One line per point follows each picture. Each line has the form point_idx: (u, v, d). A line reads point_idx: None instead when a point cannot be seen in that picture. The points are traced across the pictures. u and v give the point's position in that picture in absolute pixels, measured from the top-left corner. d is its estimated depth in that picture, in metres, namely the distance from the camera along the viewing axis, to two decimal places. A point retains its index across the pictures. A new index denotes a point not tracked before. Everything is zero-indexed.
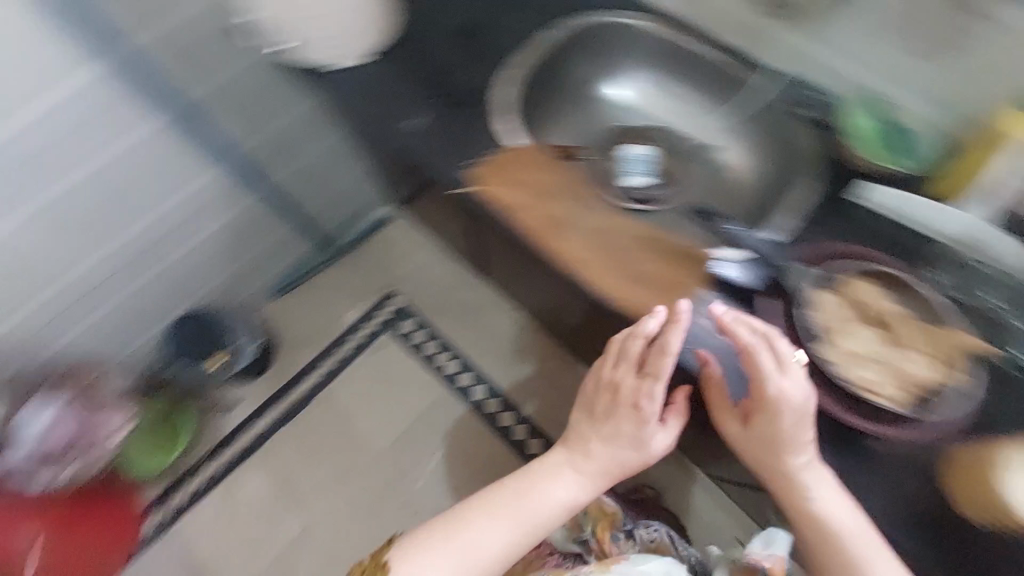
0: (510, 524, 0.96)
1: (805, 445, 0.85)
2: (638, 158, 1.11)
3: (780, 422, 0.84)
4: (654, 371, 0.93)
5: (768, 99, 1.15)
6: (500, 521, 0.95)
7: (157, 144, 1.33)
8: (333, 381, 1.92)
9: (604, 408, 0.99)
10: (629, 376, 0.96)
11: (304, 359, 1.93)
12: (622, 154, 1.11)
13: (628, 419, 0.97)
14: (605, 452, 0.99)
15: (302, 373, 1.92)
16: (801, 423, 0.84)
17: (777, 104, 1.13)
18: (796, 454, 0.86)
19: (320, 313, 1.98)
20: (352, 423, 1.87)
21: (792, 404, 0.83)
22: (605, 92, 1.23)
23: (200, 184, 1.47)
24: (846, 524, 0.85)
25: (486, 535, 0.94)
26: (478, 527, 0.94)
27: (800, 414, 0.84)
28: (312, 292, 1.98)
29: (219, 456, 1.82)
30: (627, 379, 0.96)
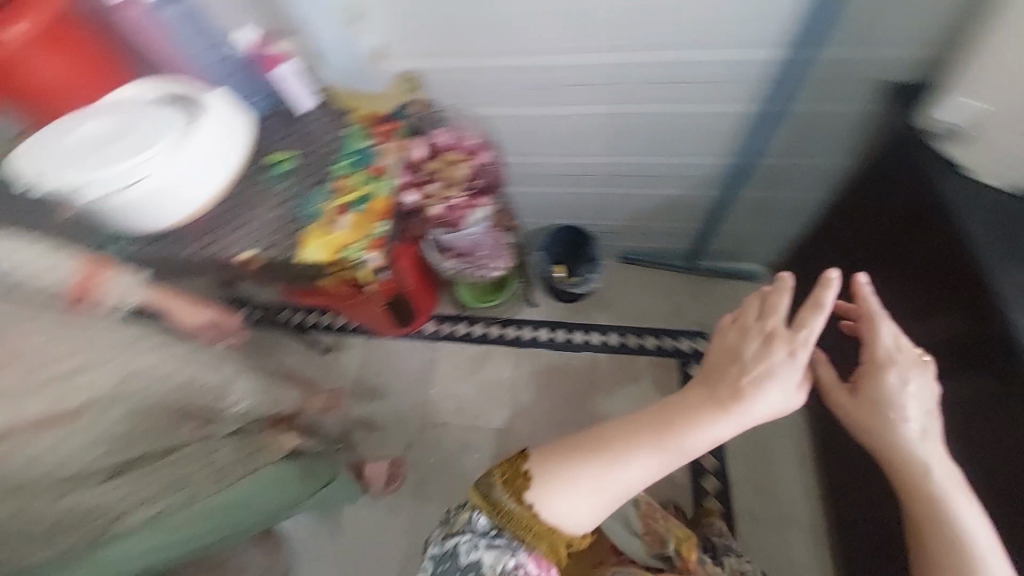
0: (642, 467, 0.97)
1: (915, 429, 0.92)
2: None
3: (887, 401, 0.93)
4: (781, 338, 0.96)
5: None
6: (644, 459, 0.97)
7: (740, 119, 1.40)
8: (606, 354, 2.03)
9: (749, 380, 0.95)
10: (753, 349, 0.97)
11: (601, 322, 2.08)
12: None
13: (732, 382, 0.96)
14: (736, 420, 0.95)
15: (592, 330, 2.07)
16: (909, 420, 0.92)
17: None
18: (896, 425, 0.92)
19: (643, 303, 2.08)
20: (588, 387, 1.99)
21: (910, 401, 0.93)
22: None
23: (713, 162, 1.55)
24: (935, 476, 0.90)
25: (619, 481, 0.97)
26: (620, 471, 0.97)
27: (924, 390, 0.93)
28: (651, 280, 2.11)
29: (491, 330, 2.12)
30: (749, 346, 0.98)
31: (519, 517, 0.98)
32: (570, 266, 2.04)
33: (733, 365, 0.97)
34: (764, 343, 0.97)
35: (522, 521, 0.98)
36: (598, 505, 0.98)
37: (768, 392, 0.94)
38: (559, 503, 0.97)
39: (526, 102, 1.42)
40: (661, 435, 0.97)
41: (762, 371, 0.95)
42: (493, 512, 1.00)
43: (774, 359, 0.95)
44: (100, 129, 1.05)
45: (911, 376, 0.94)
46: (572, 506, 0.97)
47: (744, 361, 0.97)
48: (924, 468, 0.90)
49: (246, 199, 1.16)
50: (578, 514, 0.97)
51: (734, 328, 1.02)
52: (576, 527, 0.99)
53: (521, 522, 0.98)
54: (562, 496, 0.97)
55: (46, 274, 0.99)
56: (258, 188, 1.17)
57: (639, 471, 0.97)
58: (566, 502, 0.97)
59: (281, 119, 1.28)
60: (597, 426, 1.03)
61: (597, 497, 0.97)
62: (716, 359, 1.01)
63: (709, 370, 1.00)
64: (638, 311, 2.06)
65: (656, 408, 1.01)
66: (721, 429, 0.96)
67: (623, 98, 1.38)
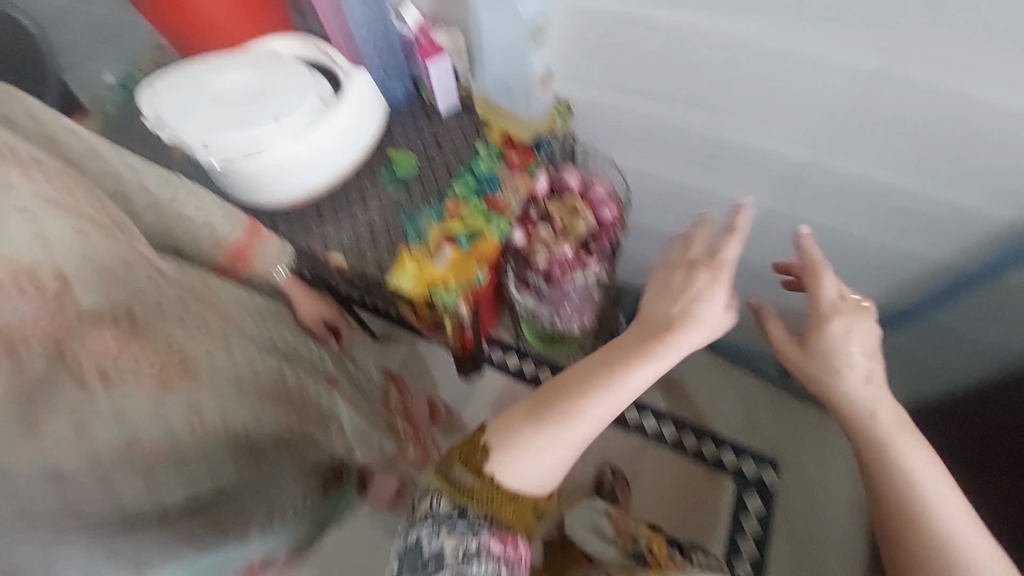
0: (591, 413, 0.81)
1: (852, 355, 0.84)
2: None
3: (841, 346, 0.84)
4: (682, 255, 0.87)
5: None
6: (591, 413, 0.81)
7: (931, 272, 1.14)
8: (648, 441, 1.83)
9: (679, 308, 0.82)
10: (704, 281, 0.83)
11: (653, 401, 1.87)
12: None
13: (680, 322, 0.81)
14: (654, 305, 0.85)
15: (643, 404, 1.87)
16: (857, 369, 0.84)
17: None
18: (852, 368, 0.84)
19: (712, 404, 1.86)
20: (612, 446, 1.83)
21: (887, 419, 0.82)
22: None
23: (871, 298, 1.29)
24: (912, 444, 0.81)
25: (578, 441, 0.83)
26: (567, 431, 0.81)
27: (861, 346, 0.84)
28: (718, 380, 1.88)
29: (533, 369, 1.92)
30: (694, 287, 0.83)
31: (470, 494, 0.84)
32: None
33: (670, 304, 0.84)
34: (711, 279, 0.83)
35: (481, 488, 0.83)
36: (556, 468, 0.84)
37: (702, 330, 0.82)
38: (517, 469, 0.82)
39: (682, 170, 1.22)
40: (590, 387, 0.81)
41: (705, 320, 0.82)
42: (456, 494, 0.85)
43: (711, 291, 0.82)
44: (239, 89, 0.94)
45: (858, 328, 0.84)
46: (531, 471, 0.82)
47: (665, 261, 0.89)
48: (915, 445, 0.82)
49: (353, 198, 1.04)
50: (538, 476, 0.83)
51: (686, 244, 0.89)
52: (542, 486, 0.85)
53: (477, 494, 0.84)
54: (523, 463, 0.82)
55: (216, 221, 0.91)
56: (370, 192, 1.05)
57: (590, 429, 0.82)
58: (523, 467, 0.82)
59: (415, 116, 1.16)
60: (539, 391, 0.86)
61: (557, 458, 0.83)
62: (655, 298, 0.86)
63: (665, 322, 0.82)
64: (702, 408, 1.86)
65: (596, 356, 0.85)
66: (662, 366, 0.81)
67: (798, 198, 1.12)
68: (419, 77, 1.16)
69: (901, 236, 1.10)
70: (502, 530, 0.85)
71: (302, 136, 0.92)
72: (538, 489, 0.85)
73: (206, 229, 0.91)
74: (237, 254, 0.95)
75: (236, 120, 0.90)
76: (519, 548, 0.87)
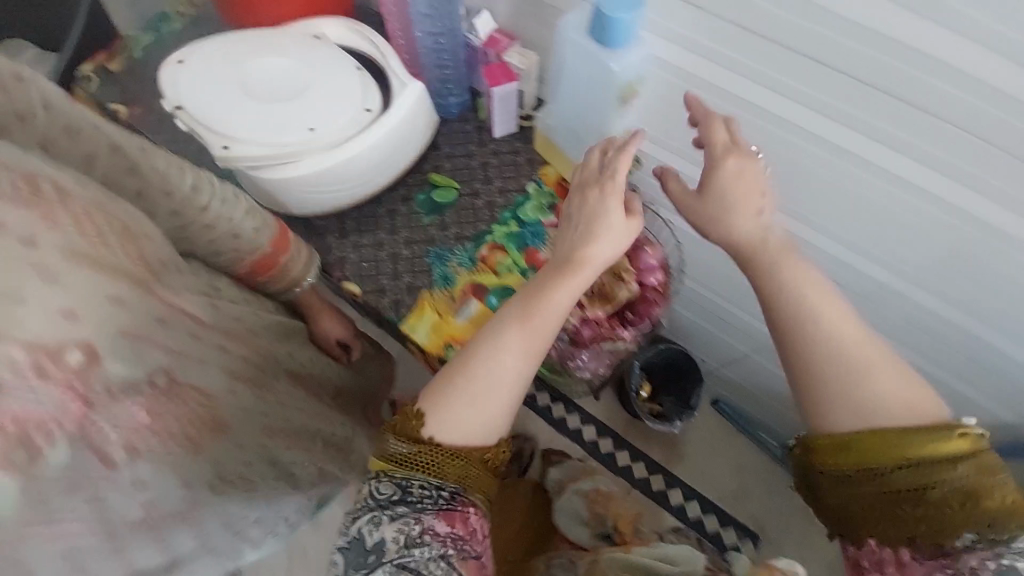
0: (510, 355, 0.73)
1: (806, 278, 0.70)
2: None
3: (743, 190, 0.72)
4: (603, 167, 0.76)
5: None
6: (501, 348, 0.72)
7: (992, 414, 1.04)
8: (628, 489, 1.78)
9: (580, 224, 0.74)
10: (590, 175, 0.77)
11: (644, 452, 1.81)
12: None
13: (591, 240, 0.73)
14: (564, 233, 0.77)
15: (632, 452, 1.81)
16: (833, 292, 0.70)
17: None
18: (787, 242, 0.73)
19: (703, 465, 1.80)
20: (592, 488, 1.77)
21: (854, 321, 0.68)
22: None
23: None
24: (863, 335, 0.68)
25: (501, 378, 0.72)
26: (487, 359, 0.73)
27: (748, 184, 0.73)
28: (715, 442, 1.82)
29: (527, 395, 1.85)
30: (592, 199, 0.74)
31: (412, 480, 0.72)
32: (658, 389, 1.74)
33: (575, 212, 0.76)
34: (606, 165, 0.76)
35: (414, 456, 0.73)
36: (495, 417, 0.73)
37: (613, 230, 0.73)
38: (454, 432, 0.72)
39: None
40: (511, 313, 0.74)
41: (604, 224, 0.73)
42: (396, 469, 0.73)
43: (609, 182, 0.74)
44: (277, 83, 0.84)
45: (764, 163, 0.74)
46: (463, 421, 0.72)
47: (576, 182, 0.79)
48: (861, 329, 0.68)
49: (382, 216, 0.95)
50: (472, 428, 0.72)
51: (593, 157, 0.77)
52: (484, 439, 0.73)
53: (416, 460, 0.73)
54: (450, 413, 0.72)
55: (244, 233, 0.77)
56: (402, 214, 0.95)
57: (515, 364, 0.72)
58: (454, 420, 0.72)
59: (466, 132, 1.06)
60: (462, 350, 0.76)
61: (492, 398, 0.73)
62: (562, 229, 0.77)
63: (577, 238, 0.74)
64: (691, 468, 1.80)
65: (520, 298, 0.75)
66: (577, 273, 0.73)
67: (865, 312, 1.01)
68: (479, 92, 1.06)
69: (981, 393, 0.94)
70: (455, 498, 0.73)
71: (343, 149, 0.82)
72: (483, 439, 0.74)
73: (230, 240, 0.76)
74: (263, 266, 0.81)
75: (270, 119, 0.79)
76: (472, 521, 0.74)
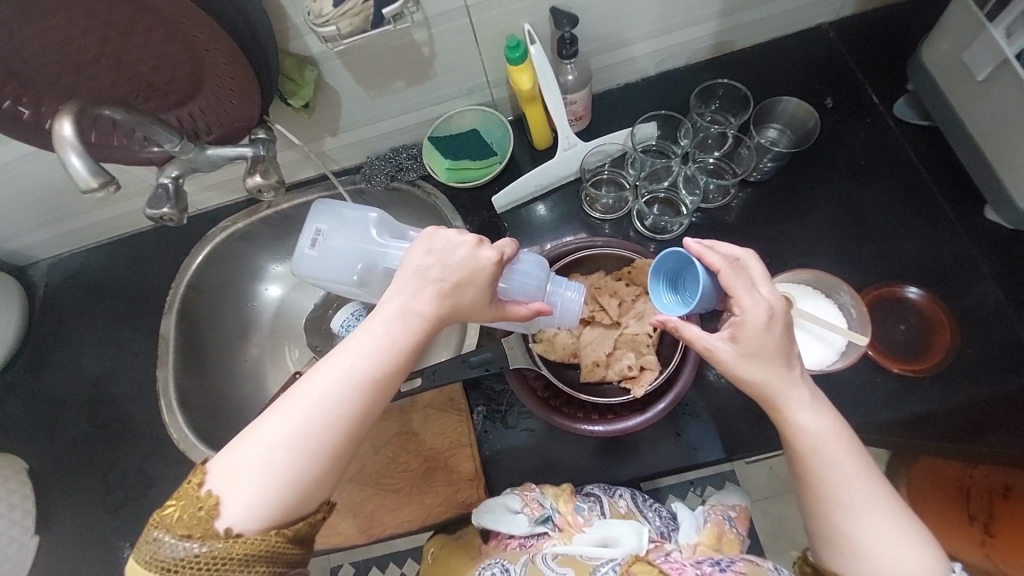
0: (379, 335, 0.53)
1: (766, 287, 0.51)
2: (522, 438, 0.73)
3: (743, 323, 0.50)
4: (468, 311, 0.56)
5: (525, 223, 0.82)
6: (246, 447, 0.50)
7: None
8: None
9: (369, 331, 0.53)
10: (484, 284, 0.55)
11: None
12: (599, 487, 0.69)
13: (474, 309, 0.56)
14: (420, 285, 0.54)
15: None
16: (796, 393, 0.50)
17: (531, 209, 0.83)
18: (763, 338, 0.49)
19: None
20: None
21: (800, 395, 0.50)
22: (272, 290, 0.98)
23: None
24: (836, 453, 0.49)
25: (259, 454, 0.49)
26: (275, 426, 0.50)
27: (766, 343, 0.49)
28: None
29: None
30: (489, 292, 0.55)
31: (202, 560, 0.47)
32: None
33: (469, 293, 0.55)
34: (496, 284, 0.57)
35: (179, 524, 0.48)
36: (356, 434, 0.51)
37: (489, 312, 0.57)
38: (252, 505, 0.48)
39: None
40: (423, 276, 0.55)
41: (482, 306, 0.56)
42: None
43: (495, 296, 0.57)
44: None
45: (516, 266, 0.63)
46: (256, 489, 0.48)
47: (446, 261, 0.55)
48: (860, 471, 0.49)
49: None
50: (262, 503, 0.48)
51: (439, 252, 0.55)
52: (246, 528, 0.48)
53: None
54: None
55: None
56: None
57: (324, 409, 0.50)
58: (235, 488, 0.48)
59: None
60: (201, 490, 0.49)
61: (323, 409, 0.50)
62: (449, 272, 0.54)
63: (456, 308, 0.55)
64: None
65: (435, 309, 0.54)
66: (413, 298, 0.54)
67: None
68: None
69: None
70: None
71: None
72: None
73: None
74: None
75: None
76: None
